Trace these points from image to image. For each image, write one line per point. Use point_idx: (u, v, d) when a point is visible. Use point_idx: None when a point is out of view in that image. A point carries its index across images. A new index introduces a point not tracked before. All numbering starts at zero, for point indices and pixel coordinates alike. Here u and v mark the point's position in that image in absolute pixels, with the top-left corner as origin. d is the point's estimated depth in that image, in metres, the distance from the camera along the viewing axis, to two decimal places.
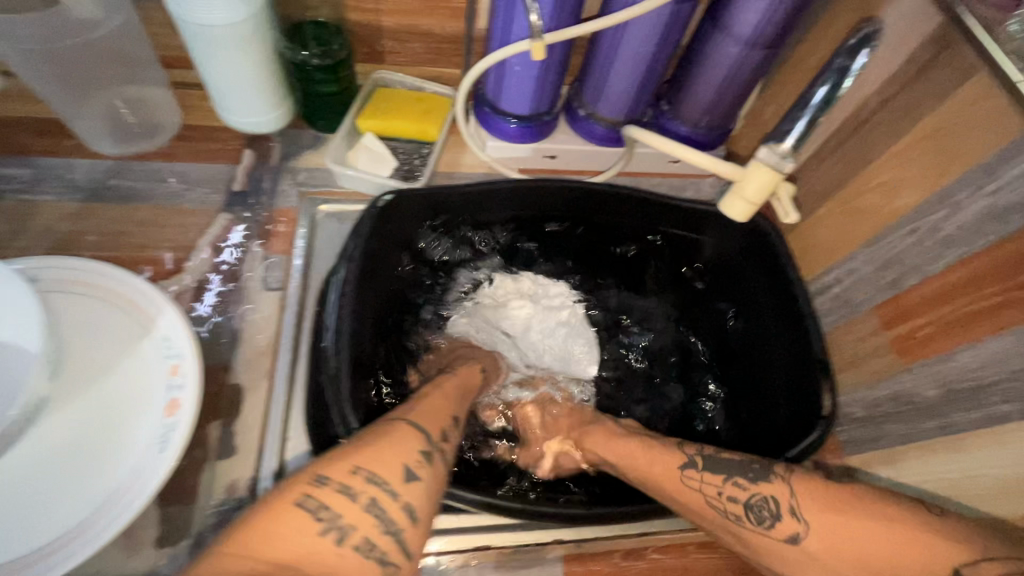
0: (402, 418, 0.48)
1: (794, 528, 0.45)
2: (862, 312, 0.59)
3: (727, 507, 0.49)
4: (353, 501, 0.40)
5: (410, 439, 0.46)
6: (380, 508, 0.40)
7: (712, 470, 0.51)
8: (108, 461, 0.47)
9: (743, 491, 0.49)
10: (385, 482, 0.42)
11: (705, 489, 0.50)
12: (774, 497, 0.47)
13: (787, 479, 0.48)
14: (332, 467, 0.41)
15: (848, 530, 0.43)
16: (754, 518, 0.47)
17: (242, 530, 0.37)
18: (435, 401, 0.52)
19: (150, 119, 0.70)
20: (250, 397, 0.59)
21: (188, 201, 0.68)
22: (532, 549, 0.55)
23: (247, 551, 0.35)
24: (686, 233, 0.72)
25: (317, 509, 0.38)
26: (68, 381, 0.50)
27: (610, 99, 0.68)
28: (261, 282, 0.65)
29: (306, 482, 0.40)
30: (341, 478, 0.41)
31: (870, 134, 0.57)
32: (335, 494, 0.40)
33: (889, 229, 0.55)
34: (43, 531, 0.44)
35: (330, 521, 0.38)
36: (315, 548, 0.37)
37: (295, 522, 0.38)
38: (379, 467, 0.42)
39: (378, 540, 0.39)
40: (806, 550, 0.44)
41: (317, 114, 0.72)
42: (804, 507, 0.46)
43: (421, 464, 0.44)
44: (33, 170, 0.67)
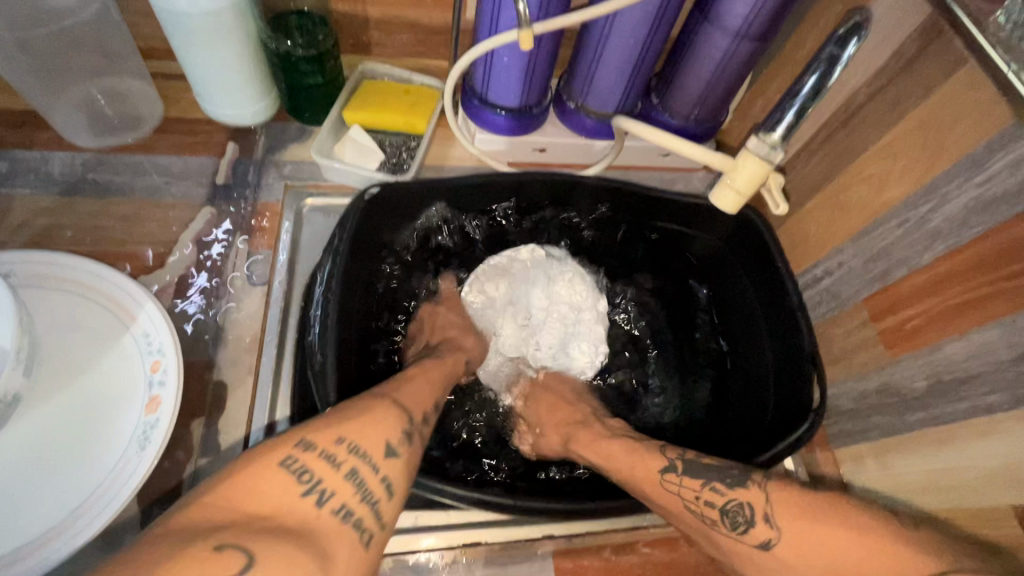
0: (391, 395, 0.48)
1: (766, 534, 0.44)
2: (851, 304, 0.59)
3: (704, 512, 0.48)
4: (335, 469, 0.39)
5: (394, 415, 0.45)
6: (359, 478, 0.39)
7: (691, 474, 0.50)
8: (86, 459, 0.46)
9: (720, 496, 0.48)
10: (367, 454, 0.41)
11: (683, 493, 0.49)
12: (748, 503, 0.46)
13: (763, 486, 0.47)
14: (318, 432, 0.40)
15: (819, 539, 0.42)
16: (730, 524, 0.46)
17: (222, 480, 0.36)
18: (420, 386, 0.52)
19: (130, 111, 0.69)
20: (235, 393, 0.58)
21: (170, 195, 0.66)
22: (522, 545, 0.55)
23: (224, 503, 0.34)
24: (676, 226, 0.72)
25: (299, 470, 0.38)
26: (44, 378, 0.48)
27: (600, 92, 0.67)
28: (245, 277, 0.64)
29: (290, 444, 0.39)
30: (325, 445, 0.40)
31: (859, 126, 0.57)
32: (317, 459, 0.39)
33: (877, 221, 0.55)
34: (18, 532, 0.43)
35: (311, 484, 0.37)
36: (292, 508, 0.36)
37: (276, 480, 0.37)
38: (361, 439, 0.42)
39: (355, 508, 0.38)
40: (779, 558, 0.43)
41: (302, 105, 0.71)
42: (777, 514, 0.44)
43: (403, 442, 0.44)
44: (9, 163, 0.65)
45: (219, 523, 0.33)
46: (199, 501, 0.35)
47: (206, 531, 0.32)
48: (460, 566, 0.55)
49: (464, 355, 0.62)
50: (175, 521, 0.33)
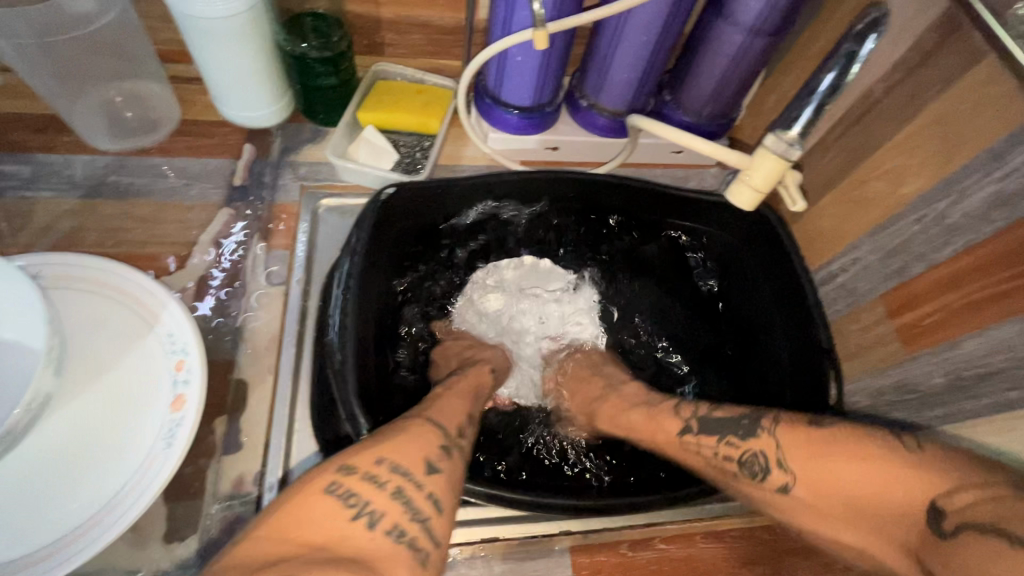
0: (422, 416, 0.48)
1: (784, 479, 0.45)
2: (868, 300, 0.59)
3: (723, 466, 0.49)
4: (380, 490, 0.40)
5: (429, 432, 0.46)
6: (405, 496, 0.40)
7: (706, 433, 0.51)
8: (115, 457, 0.47)
9: (736, 448, 0.48)
10: (409, 472, 0.42)
11: (702, 451, 0.51)
12: (762, 452, 0.47)
13: (774, 434, 0.47)
14: (358, 456, 0.42)
15: (833, 470, 0.42)
16: (749, 474, 0.47)
17: (274, 514, 0.38)
18: (451, 402, 0.52)
19: (149, 114, 0.70)
20: (256, 391, 0.59)
21: (189, 197, 0.67)
22: (538, 541, 0.55)
23: (283, 534, 0.36)
24: (690, 224, 0.72)
25: (346, 495, 0.39)
26: (72, 378, 0.49)
27: (613, 89, 0.67)
28: (264, 277, 0.65)
29: (331, 470, 0.41)
30: (367, 467, 0.41)
31: (875, 121, 0.56)
32: (360, 481, 0.40)
33: (895, 217, 0.55)
34: (51, 526, 0.44)
35: (358, 507, 0.39)
36: (344, 534, 0.37)
37: (324, 507, 0.38)
38: (401, 458, 0.42)
39: (406, 526, 0.39)
40: (797, 497, 0.44)
41: (317, 107, 0.71)
42: (790, 456, 0.45)
43: (443, 457, 0.44)
44: (32, 167, 0.66)
45: (277, 557, 0.35)
46: (251, 537, 0.37)
47: (271, 563, 0.34)
48: (478, 561, 0.55)
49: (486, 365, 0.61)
50: (232, 558, 0.35)
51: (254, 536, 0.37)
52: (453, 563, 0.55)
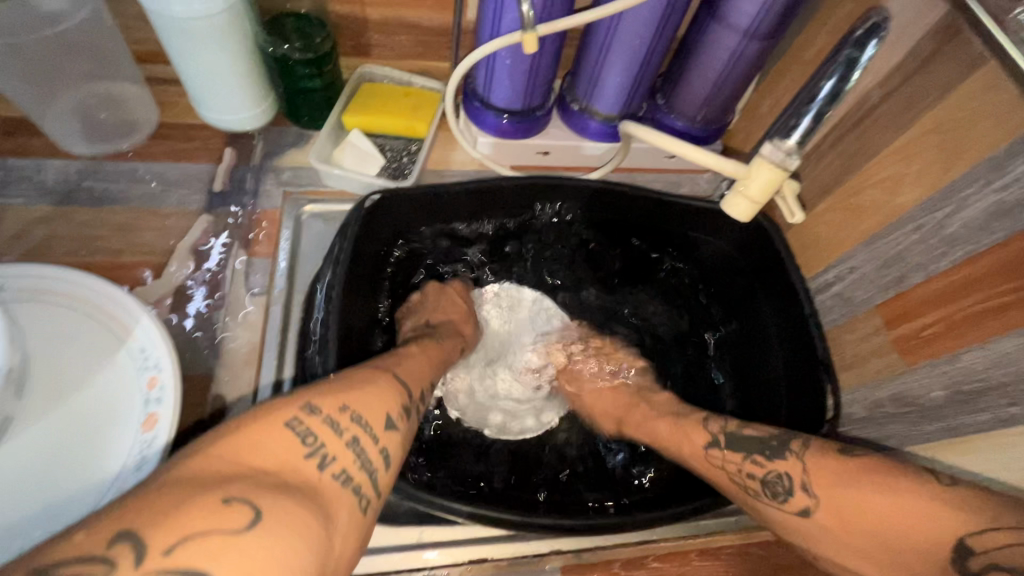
0: (388, 369, 0.47)
1: (806, 502, 0.44)
2: (864, 310, 0.58)
3: (747, 483, 0.48)
4: (339, 435, 0.37)
5: (394, 390, 0.45)
6: (361, 446, 0.38)
7: (733, 447, 0.51)
8: (82, 481, 0.44)
9: (762, 467, 0.48)
10: (367, 424, 0.40)
11: (727, 466, 0.50)
12: (787, 473, 0.46)
13: (801, 457, 0.47)
14: (323, 397, 0.39)
15: (856, 496, 0.41)
16: (769, 493, 0.46)
17: (228, 431, 0.34)
18: (416, 362, 0.52)
19: (124, 117, 0.67)
20: (234, 407, 0.56)
21: (167, 203, 0.65)
22: (529, 561, 0.54)
23: (236, 458, 0.32)
24: (684, 231, 0.70)
25: (305, 433, 0.36)
26: (37, 399, 0.47)
27: (605, 94, 0.66)
28: (244, 287, 0.62)
29: (295, 404, 0.37)
30: (330, 411, 0.38)
31: (872, 127, 0.55)
32: (322, 423, 0.37)
33: (892, 225, 0.53)
34: (12, 558, 0.41)
35: (315, 447, 0.36)
36: (294, 468, 0.34)
37: (279, 440, 0.35)
38: (365, 410, 0.40)
39: (354, 473, 0.37)
40: (819, 524, 0.42)
41: (300, 110, 0.69)
42: (815, 480, 0.44)
43: (402, 417, 0.43)
44: (1, 173, 0.64)
45: (226, 476, 0.31)
46: (201, 452, 0.32)
47: (217, 481, 0.30)
48: None
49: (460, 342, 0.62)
50: (182, 470, 0.31)
51: (192, 459, 0.32)
52: None
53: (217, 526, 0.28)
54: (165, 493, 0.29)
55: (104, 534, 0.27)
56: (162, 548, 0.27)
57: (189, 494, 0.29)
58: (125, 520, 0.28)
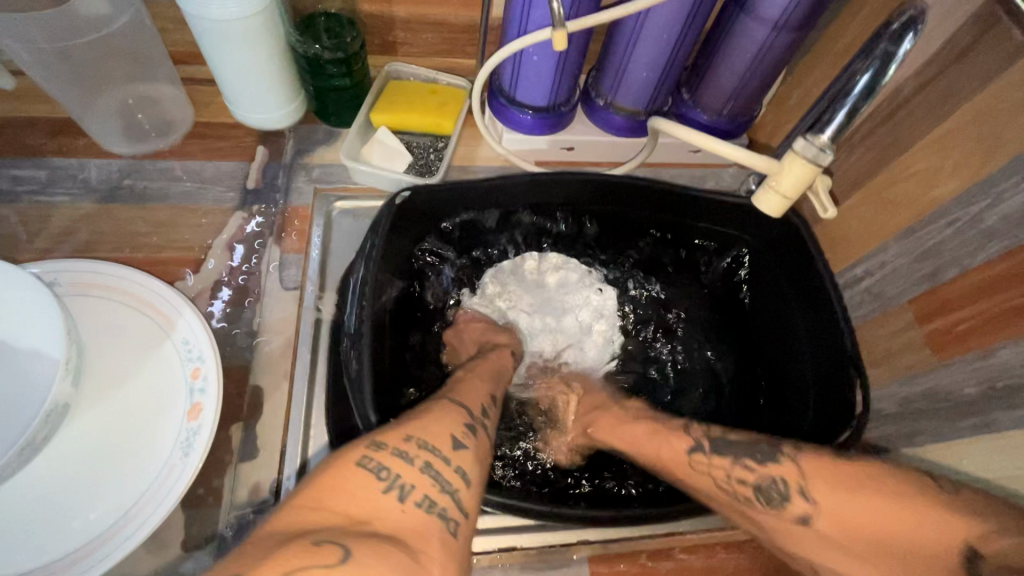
0: (444, 397, 0.49)
1: (804, 508, 0.43)
2: (896, 305, 0.57)
3: (737, 489, 0.47)
4: (410, 464, 0.39)
5: (454, 413, 0.46)
6: (435, 470, 0.39)
7: (720, 453, 0.50)
8: (133, 466, 0.47)
9: (753, 472, 0.47)
10: (436, 448, 0.41)
11: (714, 472, 0.49)
12: (783, 478, 0.45)
13: (796, 460, 0.47)
14: (387, 433, 0.41)
15: (859, 507, 0.41)
16: (765, 500, 0.45)
17: (309, 485, 0.36)
18: (471, 383, 0.52)
19: (162, 117, 0.70)
20: (271, 398, 0.58)
21: (204, 200, 0.67)
22: (557, 550, 0.55)
23: (319, 504, 0.34)
24: (711, 225, 0.70)
25: (378, 468, 0.37)
26: (90, 388, 0.49)
27: (630, 88, 0.66)
28: (277, 282, 0.64)
29: (363, 446, 0.39)
30: (396, 443, 0.40)
31: (905, 119, 0.54)
32: (391, 456, 0.39)
33: (927, 219, 0.53)
34: (72, 535, 0.44)
35: (390, 480, 0.37)
36: (378, 505, 0.35)
37: (358, 479, 0.36)
38: (429, 435, 0.42)
39: (437, 498, 0.38)
40: (817, 530, 0.42)
41: (329, 108, 0.71)
42: (813, 488, 0.44)
43: (467, 435, 0.44)
44: (48, 172, 0.66)
45: (315, 525, 0.32)
46: (289, 505, 0.35)
47: (308, 530, 0.32)
48: (497, 571, 0.55)
49: (506, 348, 0.62)
50: (270, 528, 0.33)
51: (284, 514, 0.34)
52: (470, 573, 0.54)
53: (312, 562, 0.29)
54: (251, 549, 0.31)
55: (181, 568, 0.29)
56: None
57: (271, 548, 0.31)
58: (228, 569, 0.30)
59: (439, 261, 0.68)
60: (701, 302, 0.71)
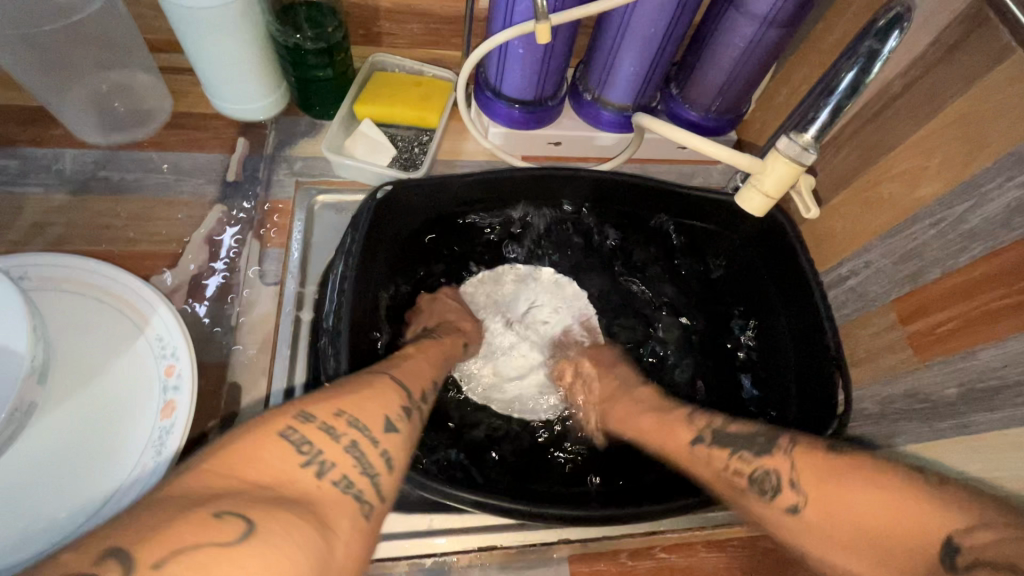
0: (387, 374, 0.47)
1: (794, 499, 0.43)
2: (879, 305, 0.57)
3: (733, 480, 0.47)
4: (335, 441, 0.37)
5: (392, 391, 0.45)
6: (359, 450, 0.38)
7: (720, 445, 0.50)
8: (104, 465, 0.46)
9: (748, 464, 0.47)
10: (366, 427, 0.40)
11: (713, 463, 0.49)
12: (775, 470, 0.45)
13: (788, 451, 0.46)
14: (317, 405, 0.39)
15: (846, 491, 0.40)
16: (757, 491, 0.45)
17: (220, 448, 0.34)
18: (416, 364, 0.52)
19: (139, 107, 0.68)
20: (249, 395, 0.57)
21: (182, 192, 0.66)
22: (537, 549, 0.55)
23: (229, 471, 0.32)
24: (695, 224, 0.70)
25: (301, 442, 0.36)
26: (60, 384, 0.48)
27: (618, 84, 0.65)
28: (258, 277, 0.63)
29: (288, 414, 0.37)
30: (325, 417, 0.38)
31: (891, 118, 0.54)
32: (316, 430, 0.37)
33: (911, 220, 0.52)
34: (40, 537, 0.43)
35: (311, 455, 0.36)
36: (293, 478, 0.34)
37: (277, 450, 0.35)
38: (360, 413, 0.40)
39: (354, 478, 0.37)
40: (805, 520, 0.41)
41: (312, 100, 0.69)
42: (804, 479, 0.43)
43: (401, 417, 0.43)
44: (20, 162, 0.65)
45: (217, 491, 0.30)
46: (199, 468, 0.32)
47: (207, 499, 0.30)
48: (475, 570, 0.55)
49: (462, 337, 0.62)
50: (178, 487, 0.31)
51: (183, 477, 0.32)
52: (449, 570, 0.54)
53: (204, 541, 0.27)
54: (155, 512, 0.29)
55: (90, 554, 0.26)
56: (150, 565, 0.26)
57: (177, 511, 0.29)
58: (111, 539, 0.27)
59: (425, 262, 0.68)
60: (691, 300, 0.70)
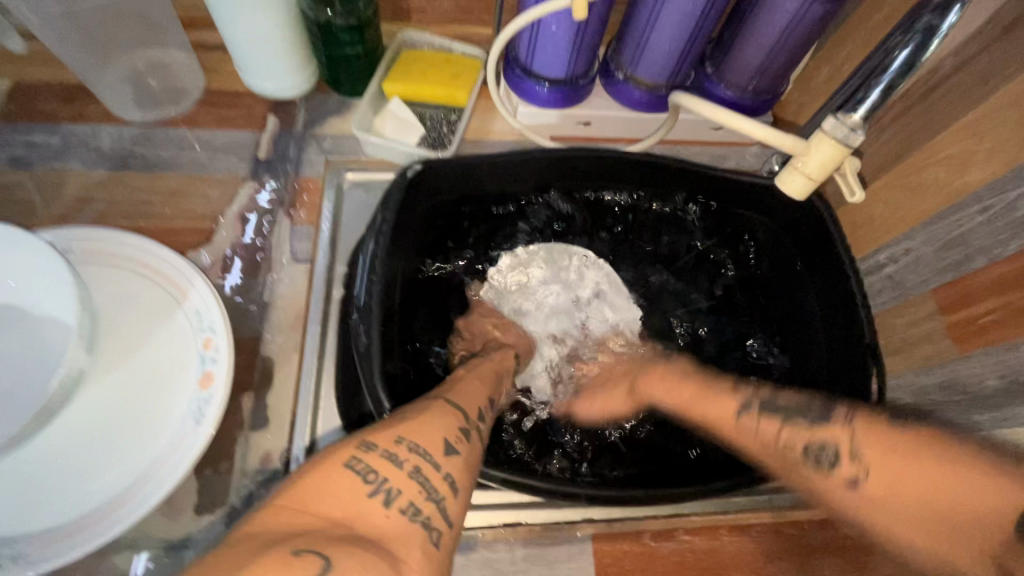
0: (441, 399, 0.48)
1: (855, 472, 0.42)
2: (917, 294, 0.56)
3: (784, 454, 0.46)
4: (398, 467, 0.38)
5: (447, 414, 0.45)
6: (422, 476, 0.38)
7: (770, 416, 0.49)
8: (148, 431, 0.48)
9: (805, 436, 0.46)
10: (426, 452, 0.40)
11: (762, 434, 0.48)
12: (831, 443, 0.44)
13: (850, 423, 0.45)
14: (377, 434, 0.40)
15: (916, 468, 0.40)
16: (814, 462, 0.44)
17: (292, 484, 0.36)
18: (471, 384, 0.52)
19: (173, 84, 0.69)
20: (281, 369, 0.59)
21: (215, 169, 0.67)
22: (560, 527, 0.55)
23: (302, 506, 0.33)
24: (727, 207, 0.68)
25: (366, 471, 0.36)
26: (105, 354, 0.50)
27: (651, 62, 0.63)
28: (288, 254, 0.64)
29: (352, 446, 0.39)
30: (387, 445, 0.39)
31: (940, 100, 0.52)
32: (378, 458, 0.38)
33: (955, 206, 0.50)
34: (90, 498, 0.45)
35: (376, 483, 0.36)
36: (362, 510, 0.34)
37: (343, 482, 0.36)
38: (420, 439, 0.41)
39: (421, 505, 0.37)
40: (866, 495, 0.41)
41: (341, 78, 0.69)
42: (866, 451, 0.43)
43: (460, 440, 0.43)
44: (60, 138, 0.66)
45: (293, 530, 0.31)
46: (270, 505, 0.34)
47: (287, 536, 0.31)
48: (500, 545, 0.55)
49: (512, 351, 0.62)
50: (247, 528, 0.32)
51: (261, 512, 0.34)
52: (475, 545, 0.55)
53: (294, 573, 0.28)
54: (227, 553, 0.29)
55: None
56: None
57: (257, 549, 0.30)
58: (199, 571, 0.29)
59: (451, 259, 0.68)
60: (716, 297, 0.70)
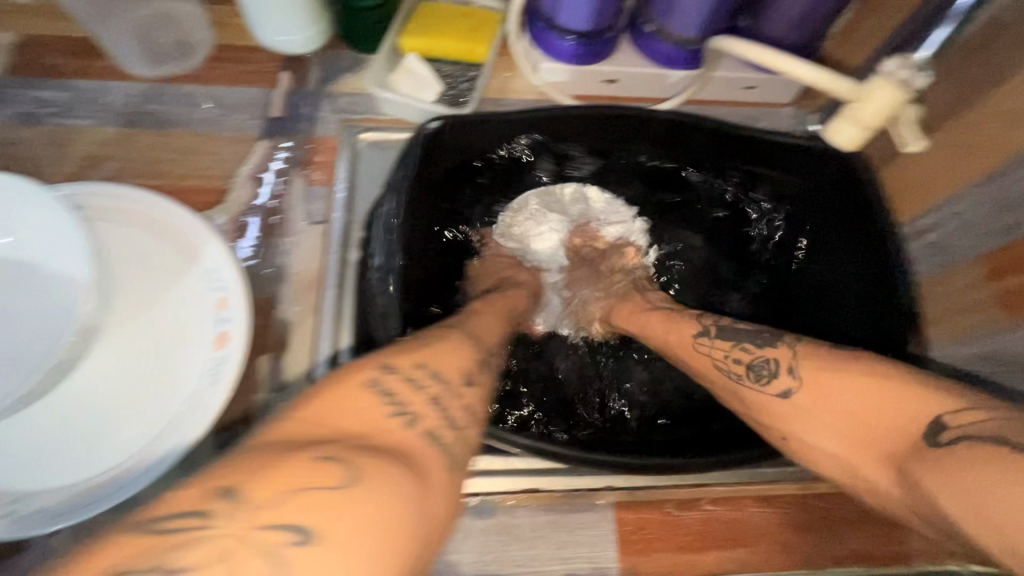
0: (451, 327, 0.47)
1: (787, 383, 0.44)
2: (963, 261, 0.53)
3: (731, 366, 0.49)
4: (419, 392, 0.37)
5: (464, 344, 0.44)
6: (442, 404, 0.37)
7: (723, 337, 0.51)
8: (164, 391, 0.47)
9: (749, 353, 0.48)
10: (445, 378, 0.39)
11: (713, 352, 0.50)
12: (774, 358, 0.46)
13: (791, 344, 0.47)
14: (399, 356, 0.39)
15: (837, 382, 0.42)
16: (753, 376, 0.47)
17: (318, 393, 0.34)
18: (484, 317, 0.52)
19: (183, 37, 0.67)
20: (298, 330, 0.58)
21: (226, 128, 0.64)
22: (582, 494, 0.54)
23: (319, 420, 0.32)
24: (758, 168, 0.65)
25: (386, 392, 0.35)
26: (118, 313, 0.49)
27: (683, 13, 0.59)
28: (304, 215, 0.63)
29: (372, 367, 0.37)
30: (407, 370, 0.38)
31: (1000, 50, 0.47)
32: (399, 380, 0.37)
33: (1008, 166, 0.47)
34: (107, 455, 0.45)
35: (397, 404, 0.35)
36: (381, 427, 0.33)
37: (363, 400, 0.34)
38: (438, 366, 0.40)
39: (439, 430, 0.36)
40: (798, 404, 0.43)
41: (354, 33, 0.66)
42: (803, 365, 0.44)
43: (477, 372, 0.43)
44: (70, 94, 0.64)
45: (315, 440, 0.31)
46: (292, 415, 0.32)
47: (310, 444, 0.30)
48: (521, 510, 0.54)
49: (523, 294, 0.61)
50: (268, 435, 0.31)
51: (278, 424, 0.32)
52: (495, 510, 0.54)
53: (314, 482, 0.28)
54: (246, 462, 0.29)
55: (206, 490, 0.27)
56: (266, 497, 0.27)
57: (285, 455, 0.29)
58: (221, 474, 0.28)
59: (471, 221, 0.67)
60: (744, 261, 0.68)
